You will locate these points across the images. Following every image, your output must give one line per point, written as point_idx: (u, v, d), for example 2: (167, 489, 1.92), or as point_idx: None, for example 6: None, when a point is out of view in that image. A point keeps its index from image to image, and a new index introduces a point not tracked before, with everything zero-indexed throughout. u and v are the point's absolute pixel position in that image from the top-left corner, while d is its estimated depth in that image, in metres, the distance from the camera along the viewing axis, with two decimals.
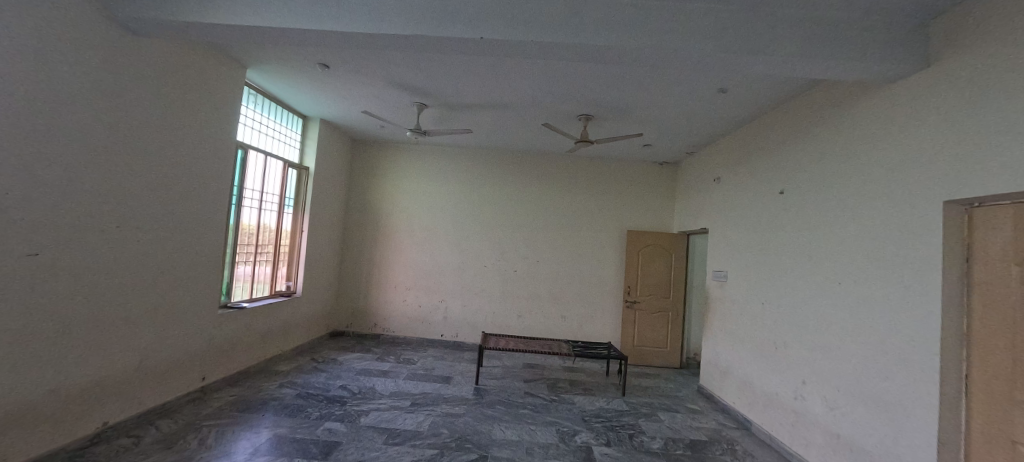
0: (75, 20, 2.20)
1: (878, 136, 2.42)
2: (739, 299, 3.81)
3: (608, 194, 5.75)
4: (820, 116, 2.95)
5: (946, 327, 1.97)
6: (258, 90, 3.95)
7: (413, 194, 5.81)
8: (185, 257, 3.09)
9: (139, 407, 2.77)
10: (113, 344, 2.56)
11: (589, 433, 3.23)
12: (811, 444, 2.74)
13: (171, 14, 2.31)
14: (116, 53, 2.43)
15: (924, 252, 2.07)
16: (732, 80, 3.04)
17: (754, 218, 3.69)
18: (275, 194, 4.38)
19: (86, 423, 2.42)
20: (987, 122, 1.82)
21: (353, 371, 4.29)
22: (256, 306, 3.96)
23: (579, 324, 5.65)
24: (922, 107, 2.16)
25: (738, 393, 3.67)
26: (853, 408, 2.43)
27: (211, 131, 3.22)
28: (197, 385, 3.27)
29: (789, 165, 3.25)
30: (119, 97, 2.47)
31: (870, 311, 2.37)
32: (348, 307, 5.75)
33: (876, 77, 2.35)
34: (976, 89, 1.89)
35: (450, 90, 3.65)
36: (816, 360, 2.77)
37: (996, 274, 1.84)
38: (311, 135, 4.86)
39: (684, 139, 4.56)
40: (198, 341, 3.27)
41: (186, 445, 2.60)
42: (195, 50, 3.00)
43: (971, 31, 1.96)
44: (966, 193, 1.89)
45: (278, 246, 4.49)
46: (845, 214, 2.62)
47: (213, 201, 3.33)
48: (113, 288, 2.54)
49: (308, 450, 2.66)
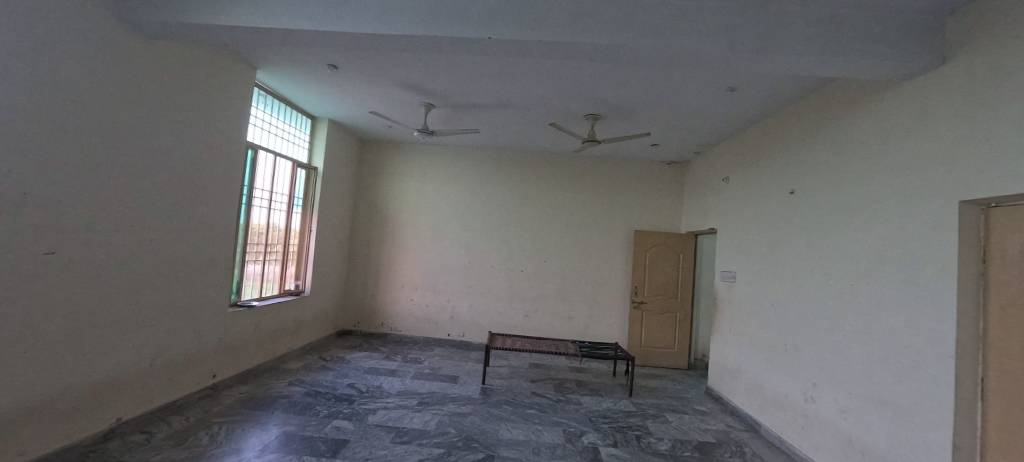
0: (87, 22, 2.24)
1: (891, 134, 2.38)
2: (748, 301, 3.77)
3: (615, 193, 5.73)
4: (830, 116, 2.91)
5: (962, 330, 1.93)
6: (269, 91, 4.01)
7: (420, 194, 5.84)
8: (196, 256, 3.13)
9: (151, 403, 2.81)
10: (125, 342, 2.60)
11: (596, 433, 3.22)
12: (821, 447, 2.72)
13: (179, 17, 2.35)
14: (127, 55, 2.47)
15: (936, 254, 2.04)
16: (741, 78, 3.01)
17: (764, 218, 3.65)
18: (285, 194, 4.44)
19: (100, 419, 2.47)
20: (1000, 122, 1.80)
21: (361, 370, 4.32)
22: (266, 304, 4.01)
23: (586, 324, 5.64)
24: (937, 103, 2.12)
25: (748, 394, 3.63)
26: (865, 411, 2.40)
27: (222, 131, 3.28)
28: (208, 383, 3.32)
29: (800, 165, 3.21)
30: (130, 100, 2.51)
31: (881, 314, 2.34)
32: (356, 307, 5.78)
33: (887, 76, 2.32)
34: (993, 86, 1.85)
35: (458, 90, 3.67)
36: (826, 362, 2.74)
37: (1015, 274, 1.79)
38: (320, 136, 4.90)
39: (693, 138, 4.53)
40: (208, 339, 3.31)
41: (197, 441, 2.64)
42: (206, 53, 3.04)
43: (986, 29, 1.92)
44: (982, 193, 1.85)
45: (286, 245, 4.53)
46: (858, 216, 2.57)
47: (224, 201, 3.38)
48: (125, 287, 2.58)
49: (317, 447, 2.68)
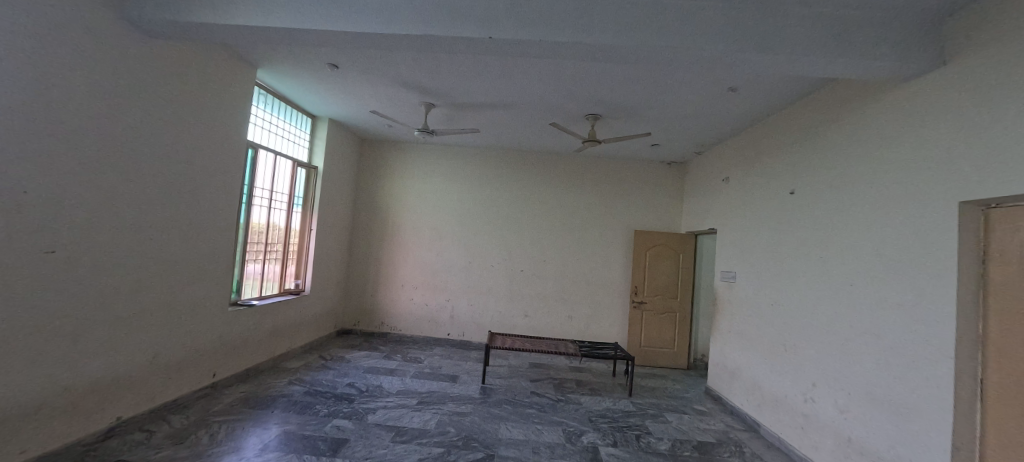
0: (87, 21, 2.24)
1: (891, 134, 2.38)
2: (748, 301, 3.77)
3: (615, 192, 5.73)
4: (831, 116, 2.91)
5: (961, 330, 1.93)
6: (269, 90, 4.01)
7: (420, 193, 5.84)
8: (197, 255, 3.14)
9: (151, 402, 2.82)
10: (125, 340, 2.60)
11: (596, 433, 3.22)
12: (820, 446, 2.72)
13: (180, 16, 2.35)
14: (128, 54, 2.47)
15: (936, 256, 2.04)
16: (742, 79, 3.01)
17: (764, 219, 3.65)
18: (285, 193, 4.44)
19: (100, 417, 2.47)
20: (1001, 122, 1.80)
21: (361, 369, 4.32)
22: (265, 303, 4.01)
23: (586, 324, 5.64)
24: (937, 104, 2.12)
25: (747, 394, 3.63)
26: (864, 411, 2.40)
27: (222, 131, 3.28)
28: (208, 381, 3.32)
29: (800, 166, 3.21)
30: (130, 98, 2.51)
31: (881, 314, 2.34)
32: (356, 306, 5.79)
33: (887, 76, 2.32)
34: (993, 87, 1.85)
35: (458, 90, 3.67)
36: (826, 362, 2.74)
37: (1015, 275, 1.80)
38: (320, 135, 4.90)
39: (693, 138, 4.53)
40: (208, 338, 3.31)
41: (197, 440, 2.64)
42: (206, 52, 3.04)
43: (986, 29, 1.93)
44: (982, 193, 1.85)
45: (286, 245, 4.53)
46: (858, 216, 2.57)
47: (224, 200, 3.38)
48: (125, 286, 2.58)
49: (317, 447, 2.69)
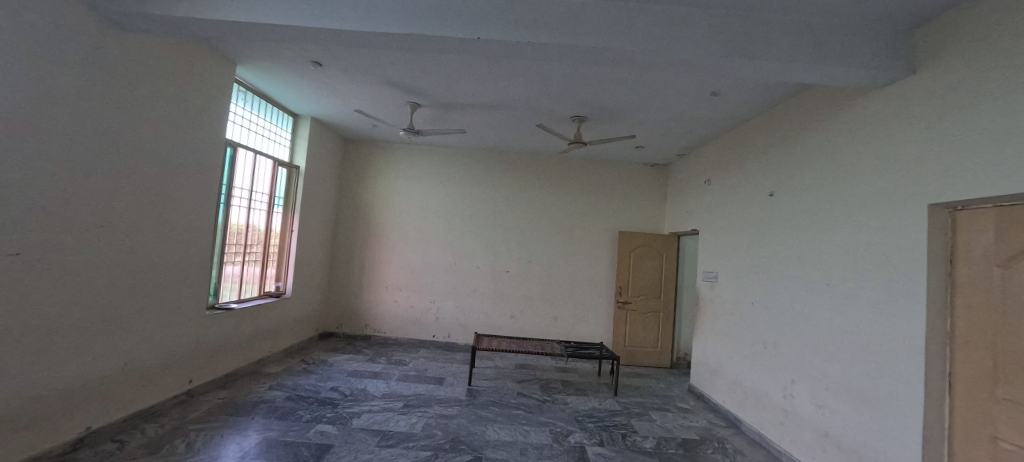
0: (56, 12, 2.13)
1: (865, 138, 2.48)
2: (729, 300, 3.86)
3: (600, 193, 5.79)
4: (808, 121, 3.01)
5: (931, 328, 2.02)
6: (248, 87, 3.89)
7: (405, 193, 5.77)
8: (172, 257, 3.02)
9: (124, 410, 2.70)
10: (96, 346, 2.49)
11: (583, 433, 3.25)
12: (799, 441, 2.81)
13: (154, 8, 2.25)
14: (99, 46, 2.37)
15: (908, 257, 2.13)
16: (724, 83, 3.08)
17: (744, 220, 3.74)
18: (264, 193, 4.31)
19: (69, 427, 2.35)
20: (969, 129, 1.89)
21: (344, 373, 4.25)
22: (245, 306, 3.90)
23: (572, 324, 5.68)
24: (910, 110, 2.21)
25: (729, 392, 3.72)
26: (840, 406, 2.49)
27: (199, 128, 3.17)
28: (183, 388, 3.20)
29: (778, 168, 3.31)
30: (102, 93, 2.41)
31: (856, 313, 2.43)
32: (339, 308, 5.68)
33: (862, 84, 2.42)
34: (960, 95, 1.95)
35: (444, 89, 3.64)
36: (804, 360, 2.83)
37: (979, 273, 1.89)
38: (301, 134, 4.79)
39: (676, 141, 4.62)
40: (184, 342, 3.19)
41: (173, 449, 2.54)
42: (181, 47, 2.93)
43: (955, 39, 2.02)
44: (950, 197, 1.94)
45: (267, 246, 4.41)
46: (834, 219, 2.67)
47: (201, 200, 3.27)
48: (96, 289, 2.47)
49: (300, 453, 2.62)
